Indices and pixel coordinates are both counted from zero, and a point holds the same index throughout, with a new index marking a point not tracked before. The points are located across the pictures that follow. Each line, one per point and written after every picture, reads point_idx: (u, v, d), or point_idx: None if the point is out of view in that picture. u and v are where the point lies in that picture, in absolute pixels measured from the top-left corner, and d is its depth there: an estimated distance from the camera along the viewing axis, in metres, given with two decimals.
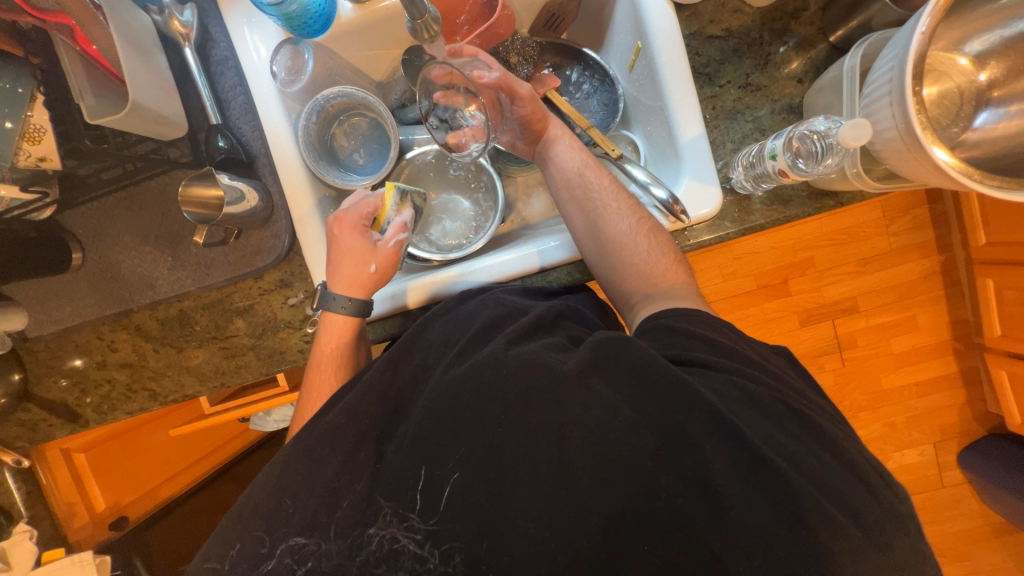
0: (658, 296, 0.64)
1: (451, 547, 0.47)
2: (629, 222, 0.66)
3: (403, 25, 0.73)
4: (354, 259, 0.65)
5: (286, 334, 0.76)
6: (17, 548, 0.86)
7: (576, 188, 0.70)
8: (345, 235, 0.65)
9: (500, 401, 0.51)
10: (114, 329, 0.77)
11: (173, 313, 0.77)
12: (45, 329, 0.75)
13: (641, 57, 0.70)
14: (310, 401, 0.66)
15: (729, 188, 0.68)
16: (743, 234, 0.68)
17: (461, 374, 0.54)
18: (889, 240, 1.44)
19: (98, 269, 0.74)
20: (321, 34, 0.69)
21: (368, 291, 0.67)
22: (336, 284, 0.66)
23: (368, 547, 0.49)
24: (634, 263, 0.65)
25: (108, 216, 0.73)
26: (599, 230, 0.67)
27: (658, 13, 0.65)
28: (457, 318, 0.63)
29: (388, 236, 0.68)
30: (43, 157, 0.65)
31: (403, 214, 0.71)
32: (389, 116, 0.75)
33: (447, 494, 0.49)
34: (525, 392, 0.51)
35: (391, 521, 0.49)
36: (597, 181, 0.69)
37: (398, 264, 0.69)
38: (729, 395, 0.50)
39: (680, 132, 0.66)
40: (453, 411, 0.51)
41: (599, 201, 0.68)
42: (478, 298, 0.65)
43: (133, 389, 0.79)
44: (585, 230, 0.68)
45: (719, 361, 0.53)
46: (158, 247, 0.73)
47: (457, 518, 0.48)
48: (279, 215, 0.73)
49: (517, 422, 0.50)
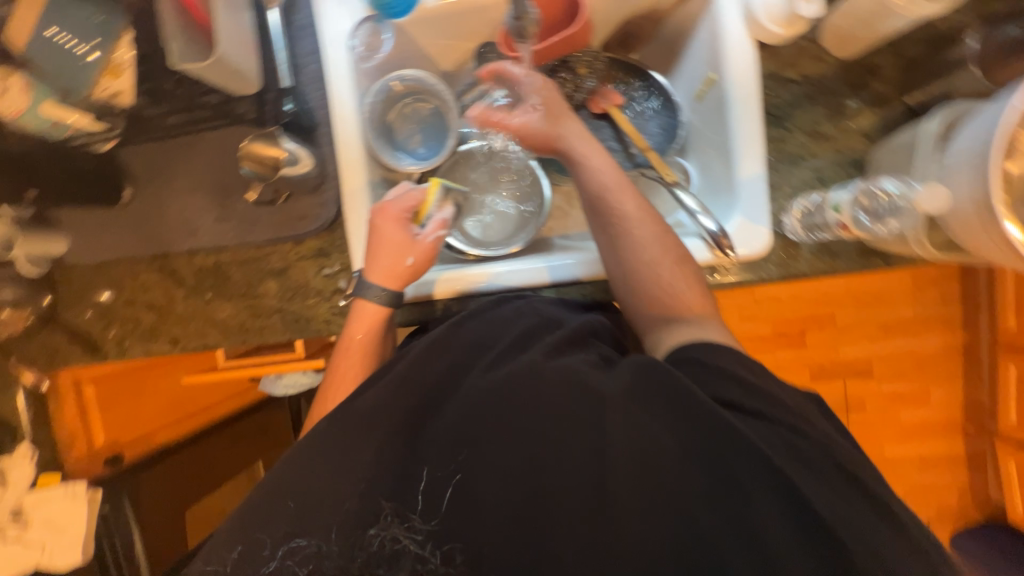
0: (681, 322, 0.61)
1: (452, 548, 0.49)
2: (654, 249, 0.64)
3: (481, 19, 0.73)
4: (391, 252, 0.66)
5: (315, 302, 0.76)
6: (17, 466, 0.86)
7: (602, 206, 0.66)
8: (387, 226, 0.66)
9: (547, 419, 0.50)
10: (149, 269, 0.79)
11: (208, 264, 0.77)
12: (84, 257, 0.78)
13: (712, 89, 0.70)
14: (335, 387, 0.66)
15: (778, 233, 0.67)
16: (785, 280, 0.68)
17: (501, 380, 0.53)
18: (915, 310, 1.43)
19: (146, 209, 0.76)
20: (402, 16, 0.70)
21: (403, 283, 0.67)
22: (372, 273, 0.66)
23: (368, 548, 0.50)
24: (655, 289, 0.63)
25: (165, 158, 0.75)
26: (622, 252, 0.65)
27: (738, 49, 0.65)
28: (492, 320, 0.62)
29: (428, 230, 0.69)
30: (121, 93, 0.68)
31: (443, 211, 0.72)
32: (452, 103, 0.75)
33: (448, 495, 0.50)
34: (563, 410, 0.50)
35: (393, 522, 0.51)
36: (626, 204, 0.65)
37: (433, 262, 0.69)
38: (773, 444, 0.49)
39: (740, 169, 0.66)
40: (489, 414, 0.51)
41: (623, 223, 0.65)
42: (513, 303, 0.65)
43: (155, 331, 0.80)
44: (608, 249, 0.66)
45: (749, 402, 0.51)
46: (208, 197, 0.75)
47: (458, 519, 0.49)
48: (329, 185, 0.73)
49: (547, 433, 0.50)
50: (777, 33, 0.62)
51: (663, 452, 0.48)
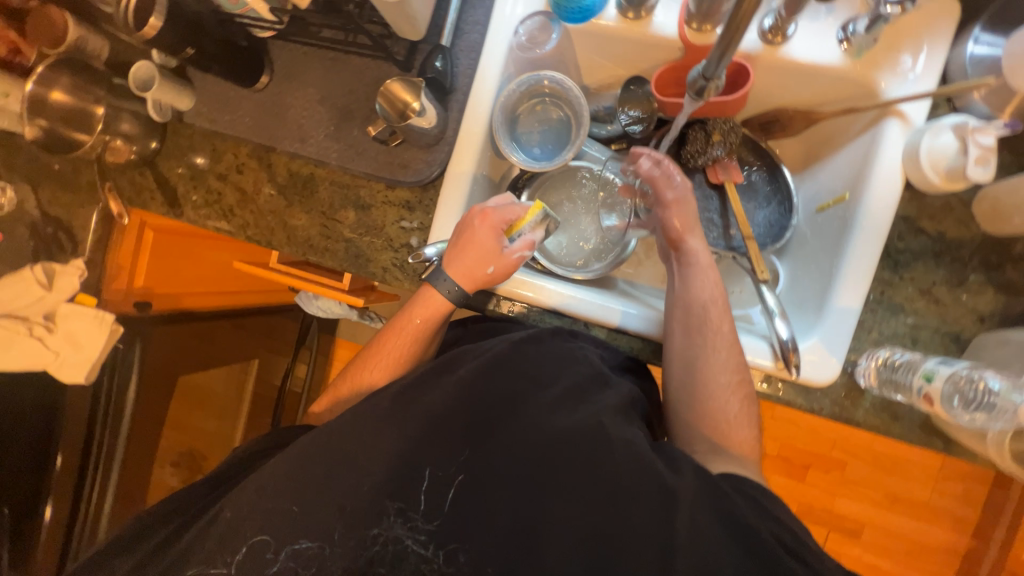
0: (725, 457, 0.59)
1: (454, 548, 0.51)
2: (728, 378, 0.63)
3: (646, 53, 0.73)
4: (476, 254, 0.66)
5: (381, 247, 0.78)
6: (65, 276, 0.89)
7: (693, 315, 0.65)
8: (482, 230, 0.67)
9: (609, 489, 0.51)
10: (250, 155, 0.83)
11: (303, 173, 0.81)
12: (200, 122, 0.83)
13: (840, 207, 0.68)
14: (375, 359, 0.68)
15: (848, 371, 0.65)
16: (834, 420, 0.66)
17: (567, 433, 0.54)
18: (929, 494, 1.35)
19: (271, 101, 0.80)
20: (576, 24, 0.70)
21: (475, 286, 0.68)
22: (451, 267, 0.67)
23: (375, 546, 0.52)
24: (714, 416, 0.62)
25: (308, 64, 0.79)
26: (695, 367, 0.64)
27: (885, 180, 0.63)
28: (552, 355, 0.62)
29: (516, 246, 0.69)
30: None
31: (535, 232, 0.72)
32: (583, 116, 0.75)
33: (451, 496, 0.53)
34: (625, 485, 0.51)
35: (395, 523, 0.52)
36: (720, 328, 0.64)
37: (509, 276, 0.69)
38: None
39: (837, 296, 0.64)
40: (554, 459, 0.53)
41: (709, 341, 0.64)
42: (573, 344, 0.66)
43: (232, 211, 0.84)
44: (680, 357, 0.65)
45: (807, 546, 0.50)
46: (329, 114, 0.78)
47: (459, 521, 0.52)
48: (441, 148, 0.75)
49: (605, 501, 0.51)
50: (934, 182, 0.60)
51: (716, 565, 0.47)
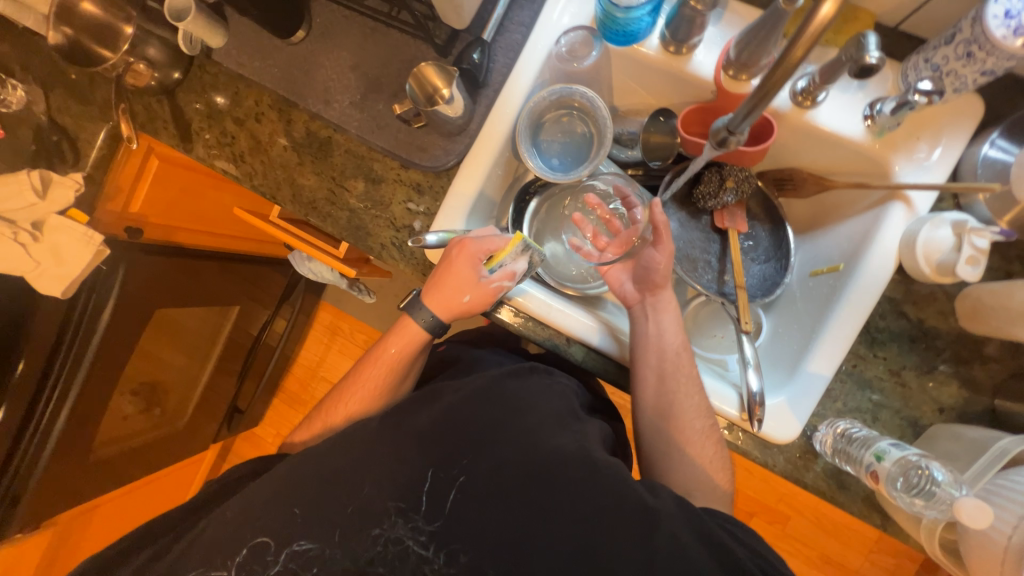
0: (700, 485, 0.65)
1: (456, 548, 0.58)
2: (700, 424, 0.66)
3: (679, 89, 0.74)
4: (452, 285, 0.69)
5: (383, 224, 0.78)
6: (59, 188, 0.88)
7: (667, 361, 0.68)
8: (459, 261, 0.68)
9: (591, 502, 0.56)
10: (271, 105, 0.82)
11: (321, 134, 0.80)
12: (227, 62, 0.82)
13: (832, 277, 0.70)
14: (360, 381, 0.75)
15: (806, 434, 0.67)
16: (784, 477, 0.68)
17: (553, 450, 0.60)
18: (859, 560, 1.40)
19: (302, 57, 0.80)
20: (617, 46, 0.71)
21: (454, 313, 0.71)
22: (431, 298, 0.71)
23: (377, 547, 0.59)
24: (693, 460, 0.66)
25: (345, 28, 0.78)
26: (669, 412, 0.67)
27: (880, 260, 0.64)
28: (535, 386, 0.69)
29: (494, 277, 0.68)
30: None
31: (518, 262, 0.69)
32: (606, 133, 0.76)
33: (450, 501, 0.60)
34: (607, 500, 0.56)
35: (397, 523, 0.60)
36: (691, 380, 0.68)
37: (488, 304, 0.71)
38: None
39: (811, 361, 0.66)
40: (534, 480, 0.59)
41: (679, 387, 0.67)
42: (545, 376, 0.72)
43: (243, 159, 0.83)
44: (654, 402, 0.68)
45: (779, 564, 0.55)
46: (357, 82, 0.78)
47: (458, 524, 0.59)
48: (462, 140, 0.75)
49: (587, 516, 0.56)
50: (924, 272, 0.61)
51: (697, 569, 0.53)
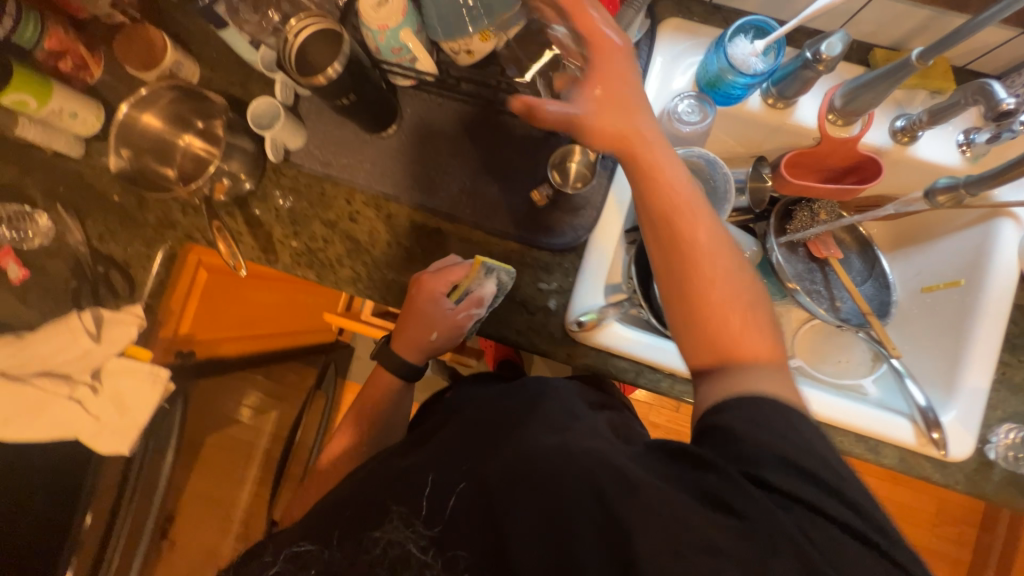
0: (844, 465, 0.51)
1: (456, 554, 0.46)
2: (700, 260, 0.53)
3: (777, 139, 0.78)
4: (419, 321, 0.71)
5: (515, 309, 0.74)
6: (115, 325, 0.75)
7: (678, 234, 0.54)
8: (421, 299, 0.70)
9: (572, 485, 0.44)
10: (365, 202, 0.77)
11: (428, 225, 0.76)
12: (311, 164, 0.77)
13: (954, 291, 0.75)
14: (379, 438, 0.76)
15: (979, 447, 0.69)
16: (968, 495, 0.69)
17: (534, 451, 0.48)
18: (932, 539, 1.46)
19: (398, 150, 0.77)
20: (722, 104, 0.74)
21: (423, 346, 0.73)
22: (402, 340, 0.74)
23: (370, 551, 0.48)
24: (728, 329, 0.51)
25: (442, 118, 0.77)
26: (690, 292, 0.53)
27: (1003, 271, 0.70)
28: (555, 401, 0.57)
29: (460, 307, 0.70)
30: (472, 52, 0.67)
31: (483, 287, 0.70)
32: (730, 184, 0.74)
33: (450, 504, 0.48)
34: (581, 482, 0.44)
35: (397, 526, 0.49)
36: (657, 183, 0.54)
37: (458, 332, 0.72)
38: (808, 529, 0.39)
39: (967, 375, 0.69)
40: (524, 479, 0.46)
41: (699, 257, 0.53)
42: (551, 384, 0.61)
43: (340, 261, 0.76)
44: (675, 288, 0.54)
45: (822, 483, 0.41)
46: (462, 169, 0.76)
47: (459, 529, 0.47)
48: (587, 212, 0.74)
49: (561, 490, 0.44)
50: None
51: (694, 525, 0.40)
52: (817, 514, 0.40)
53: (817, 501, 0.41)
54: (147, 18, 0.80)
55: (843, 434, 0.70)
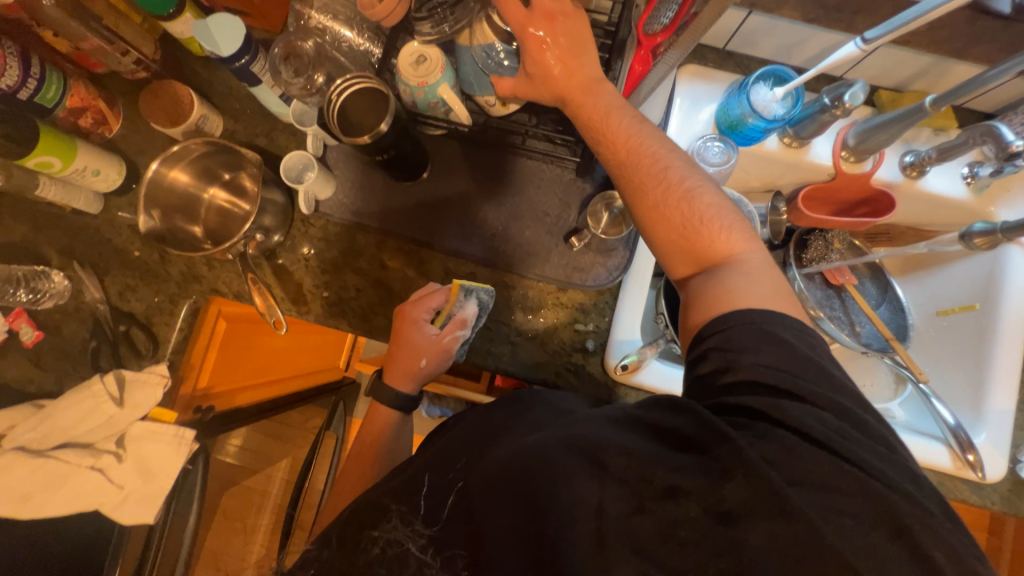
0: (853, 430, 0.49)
1: (455, 553, 0.47)
2: (664, 199, 0.54)
3: (795, 176, 0.81)
4: (407, 352, 0.68)
5: (553, 352, 0.74)
6: (136, 386, 0.73)
7: (659, 182, 0.54)
8: (404, 327, 0.68)
9: (560, 473, 0.42)
10: (398, 251, 0.77)
11: (463, 271, 0.76)
12: (341, 213, 0.77)
13: (971, 315, 0.78)
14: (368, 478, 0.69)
15: (1011, 467, 0.72)
16: (1004, 515, 0.71)
17: (520, 443, 0.46)
18: None
19: (430, 198, 0.77)
20: (742, 145, 0.77)
21: (415, 380, 0.70)
22: (391, 375, 0.70)
23: (369, 551, 0.50)
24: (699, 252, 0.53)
25: (472, 164, 0.78)
26: (679, 235, 0.54)
27: (1017, 296, 0.74)
28: (549, 404, 0.55)
29: (445, 330, 0.68)
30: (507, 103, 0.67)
31: (466, 308, 0.69)
32: (753, 216, 0.78)
33: (446, 504, 0.49)
34: (558, 463, 0.42)
35: (396, 525, 0.50)
36: (635, 152, 0.55)
37: (447, 358, 0.70)
38: (807, 469, 0.39)
39: (992, 397, 0.72)
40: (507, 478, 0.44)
41: (679, 202, 0.53)
42: (530, 398, 0.57)
43: (374, 311, 0.76)
44: (663, 233, 0.54)
45: (777, 400, 0.42)
46: (494, 213, 0.77)
47: (455, 529, 0.47)
48: (619, 253, 0.75)
49: (540, 472, 0.43)
50: None
51: (657, 473, 0.40)
52: (774, 433, 0.41)
53: (771, 418, 0.42)
54: (169, 70, 0.79)
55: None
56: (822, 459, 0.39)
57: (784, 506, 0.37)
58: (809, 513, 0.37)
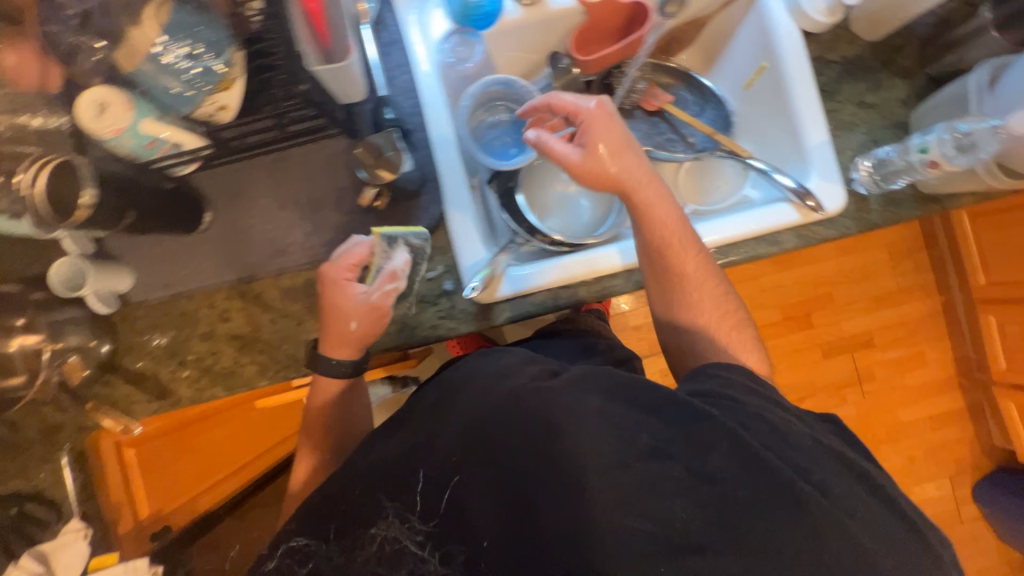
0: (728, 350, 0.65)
1: (453, 550, 0.49)
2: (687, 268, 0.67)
3: (556, 32, 0.80)
4: (335, 316, 0.65)
5: (419, 308, 0.74)
6: (66, 550, 0.75)
7: (678, 258, 0.67)
8: (333, 289, 0.65)
9: (508, 448, 0.49)
10: (228, 297, 0.74)
11: (299, 283, 0.74)
12: (153, 293, 0.73)
13: (766, 76, 0.79)
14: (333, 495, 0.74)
15: (851, 188, 0.77)
16: (861, 231, 0.76)
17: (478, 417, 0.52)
18: (893, 281, 1.51)
19: (227, 232, 0.73)
20: (484, 29, 0.75)
21: (352, 348, 0.67)
22: (325, 345, 0.67)
23: (366, 551, 0.50)
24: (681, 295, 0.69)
25: (248, 178, 0.73)
26: (671, 293, 0.69)
27: (788, 36, 0.75)
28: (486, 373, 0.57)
29: (376, 285, 0.65)
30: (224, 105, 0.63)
31: (394, 258, 0.67)
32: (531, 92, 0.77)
33: (447, 496, 0.50)
34: (523, 436, 0.49)
35: (394, 522, 0.50)
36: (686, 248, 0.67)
37: (381, 315, 0.67)
38: (758, 428, 0.50)
39: (808, 137, 0.75)
40: (478, 459, 0.50)
41: (687, 275, 0.67)
42: (500, 353, 0.59)
43: (238, 362, 0.74)
44: (659, 287, 0.69)
45: (753, 397, 0.53)
46: (296, 213, 0.74)
47: (448, 522, 0.50)
48: (429, 189, 0.74)
49: (548, 463, 0.47)
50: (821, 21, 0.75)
51: (640, 437, 0.47)
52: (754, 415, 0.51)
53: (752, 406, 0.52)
54: None
55: (743, 245, 0.75)
56: (783, 423, 0.51)
57: (754, 456, 0.47)
58: (772, 460, 0.47)
